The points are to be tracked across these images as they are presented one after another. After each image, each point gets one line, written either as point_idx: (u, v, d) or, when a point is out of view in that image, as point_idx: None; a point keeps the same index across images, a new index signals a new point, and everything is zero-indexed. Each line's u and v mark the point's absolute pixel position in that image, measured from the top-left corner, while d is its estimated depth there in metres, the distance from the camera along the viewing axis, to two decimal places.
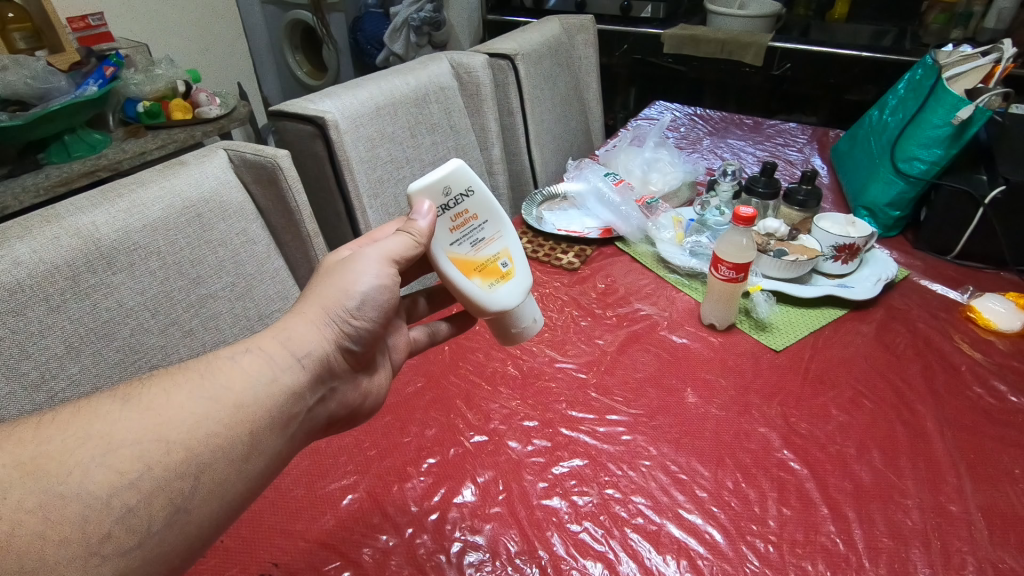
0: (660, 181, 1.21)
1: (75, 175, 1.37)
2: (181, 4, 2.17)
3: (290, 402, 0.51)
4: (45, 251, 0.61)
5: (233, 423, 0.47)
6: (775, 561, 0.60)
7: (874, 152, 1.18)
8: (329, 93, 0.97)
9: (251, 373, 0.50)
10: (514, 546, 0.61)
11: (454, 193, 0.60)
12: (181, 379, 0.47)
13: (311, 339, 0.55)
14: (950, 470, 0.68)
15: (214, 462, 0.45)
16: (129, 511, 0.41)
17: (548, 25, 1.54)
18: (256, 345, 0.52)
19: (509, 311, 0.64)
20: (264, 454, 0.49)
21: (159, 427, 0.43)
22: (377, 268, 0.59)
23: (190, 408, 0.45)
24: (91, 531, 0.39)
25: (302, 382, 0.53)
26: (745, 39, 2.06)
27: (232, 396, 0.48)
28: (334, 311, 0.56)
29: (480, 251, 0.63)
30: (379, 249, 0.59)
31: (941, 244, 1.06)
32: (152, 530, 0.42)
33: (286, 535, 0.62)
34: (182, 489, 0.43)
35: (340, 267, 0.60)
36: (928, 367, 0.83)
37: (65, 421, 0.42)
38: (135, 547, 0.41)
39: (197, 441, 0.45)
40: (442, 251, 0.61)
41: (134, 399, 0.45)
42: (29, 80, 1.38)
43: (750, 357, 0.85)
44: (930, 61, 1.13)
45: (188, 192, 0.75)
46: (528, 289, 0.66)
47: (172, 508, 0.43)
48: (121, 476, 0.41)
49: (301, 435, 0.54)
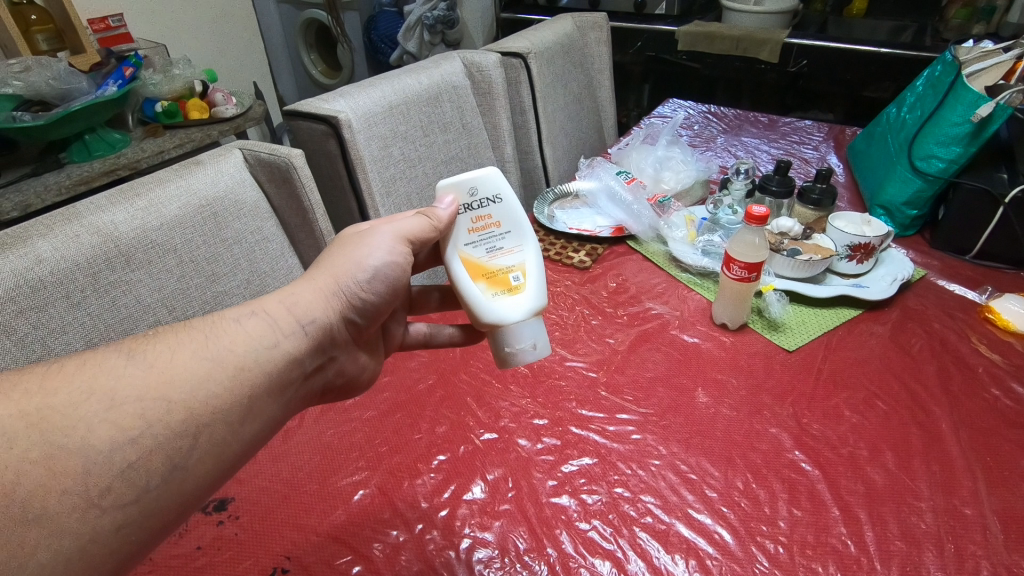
0: (673, 179, 1.20)
1: (95, 174, 1.39)
2: (199, 5, 2.20)
3: (289, 368, 0.52)
4: (66, 250, 0.62)
5: (234, 386, 0.47)
6: (785, 562, 0.59)
7: (892, 150, 1.17)
8: (342, 92, 0.98)
9: (255, 340, 0.50)
10: (523, 543, 0.61)
11: (478, 195, 0.62)
12: (185, 339, 0.48)
13: (316, 306, 0.56)
14: (965, 473, 0.67)
15: (213, 423, 0.46)
16: (129, 467, 0.41)
17: (561, 23, 1.53)
18: (260, 308, 0.53)
19: (505, 325, 0.61)
20: (260, 418, 0.49)
21: (161, 386, 0.44)
22: (391, 245, 0.61)
23: (191, 368, 0.46)
24: (92, 484, 0.40)
25: (302, 348, 0.54)
26: (760, 36, 2.05)
27: (233, 358, 0.48)
28: (344, 282, 0.58)
29: (493, 259, 0.63)
30: (395, 227, 0.62)
31: (959, 243, 1.04)
32: (150, 486, 0.42)
33: (298, 529, 0.62)
34: (180, 447, 0.44)
35: (355, 240, 0.62)
36: (943, 369, 0.82)
37: (71, 373, 0.43)
38: (132, 501, 0.42)
39: (197, 401, 0.45)
40: (454, 248, 0.63)
41: (139, 356, 0.45)
42: (51, 81, 1.41)
43: (762, 357, 0.85)
44: (949, 57, 1.11)
45: (205, 191, 0.76)
46: (536, 312, 0.63)
47: (169, 466, 0.43)
48: (123, 432, 0.42)
49: (297, 399, 0.55)
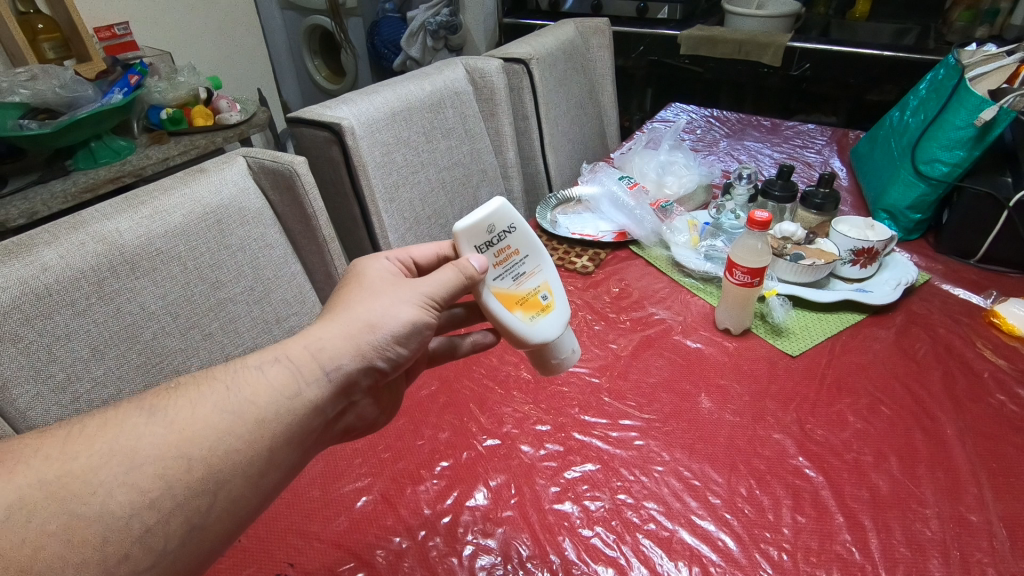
0: (676, 184, 1.20)
1: (101, 181, 1.40)
2: (204, 12, 2.22)
3: (310, 417, 0.52)
4: (71, 258, 0.63)
5: (253, 440, 0.48)
6: (789, 569, 0.59)
7: (895, 154, 1.16)
8: (345, 99, 0.98)
9: (275, 390, 0.50)
10: (526, 550, 0.61)
11: (497, 230, 0.62)
12: (205, 392, 0.48)
13: (344, 353, 0.55)
14: (971, 480, 0.67)
15: (231, 480, 0.46)
16: (147, 531, 0.42)
17: (563, 28, 1.54)
18: (284, 354, 0.53)
19: (549, 343, 0.65)
20: (278, 470, 0.50)
21: (181, 444, 0.45)
22: (421, 301, 0.59)
23: (211, 425, 0.47)
24: (110, 552, 0.41)
25: (324, 396, 0.53)
26: (763, 39, 2.04)
27: (254, 410, 0.49)
28: (379, 333, 0.56)
29: (521, 285, 0.64)
30: (428, 283, 0.59)
31: (963, 247, 1.04)
32: (167, 549, 0.43)
33: (301, 536, 0.63)
34: (199, 507, 0.44)
35: (384, 288, 0.59)
36: (948, 374, 0.82)
37: (92, 435, 0.44)
38: (150, 566, 0.43)
39: (216, 458, 0.46)
40: (486, 288, 0.62)
41: (161, 413, 0.46)
42: (58, 89, 1.42)
43: (765, 362, 0.84)
44: (953, 61, 1.11)
45: (208, 198, 0.76)
46: (568, 321, 0.67)
47: (188, 527, 0.44)
48: (142, 496, 0.42)
49: (315, 444, 0.55)
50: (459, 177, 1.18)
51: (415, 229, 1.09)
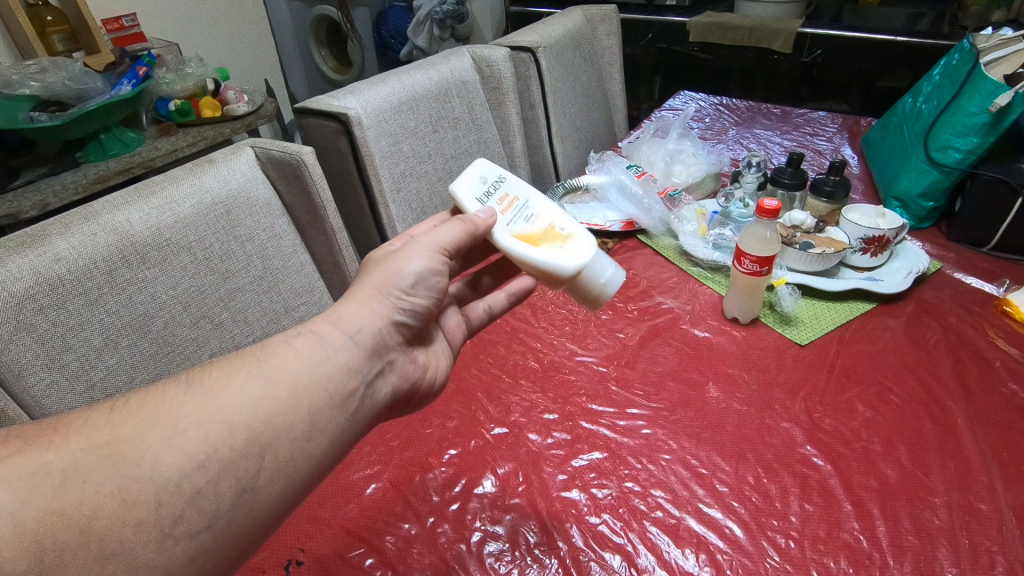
0: (683, 173, 1.19)
1: (111, 173, 1.41)
2: (211, 4, 2.22)
3: (346, 379, 0.53)
4: (83, 248, 0.63)
5: (293, 402, 0.49)
6: (796, 557, 0.59)
7: (907, 141, 1.15)
8: (352, 88, 0.98)
9: (306, 355, 0.52)
10: (533, 537, 0.62)
11: (488, 181, 0.66)
12: (239, 362, 0.50)
13: (363, 316, 0.56)
14: (981, 469, 0.67)
15: (277, 441, 0.47)
16: (199, 492, 0.43)
17: (570, 16, 1.52)
18: (308, 328, 0.54)
19: (580, 271, 0.63)
20: (325, 432, 0.50)
21: (222, 410, 0.46)
22: (429, 258, 0.59)
23: (248, 391, 0.48)
24: (164, 513, 0.41)
25: (356, 357, 0.54)
26: (773, 26, 2.03)
27: (289, 376, 0.50)
28: (389, 291, 0.58)
29: (534, 224, 0.65)
30: (430, 237, 0.60)
31: (977, 235, 1.03)
32: (220, 511, 0.43)
33: (312, 522, 0.63)
34: (246, 468, 0.45)
35: (391, 255, 0.61)
36: (960, 363, 0.81)
37: (136, 406, 0.45)
38: (205, 528, 0.43)
39: (259, 420, 0.47)
40: (499, 232, 0.63)
41: (198, 384, 0.47)
42: (67, 81, 1.44)
43: (774, 351, 0.84)
44: (966, 45, 1.09)
45: (217, 189, 0.76)
46: (596, 245, 0.65)
47: (238, 488, 0.44)
48: (190, 458, 0.43)
49: (363, 413, 0.55)
50: (465, 167, 1.17)
51: (422, 218, 1.09)
